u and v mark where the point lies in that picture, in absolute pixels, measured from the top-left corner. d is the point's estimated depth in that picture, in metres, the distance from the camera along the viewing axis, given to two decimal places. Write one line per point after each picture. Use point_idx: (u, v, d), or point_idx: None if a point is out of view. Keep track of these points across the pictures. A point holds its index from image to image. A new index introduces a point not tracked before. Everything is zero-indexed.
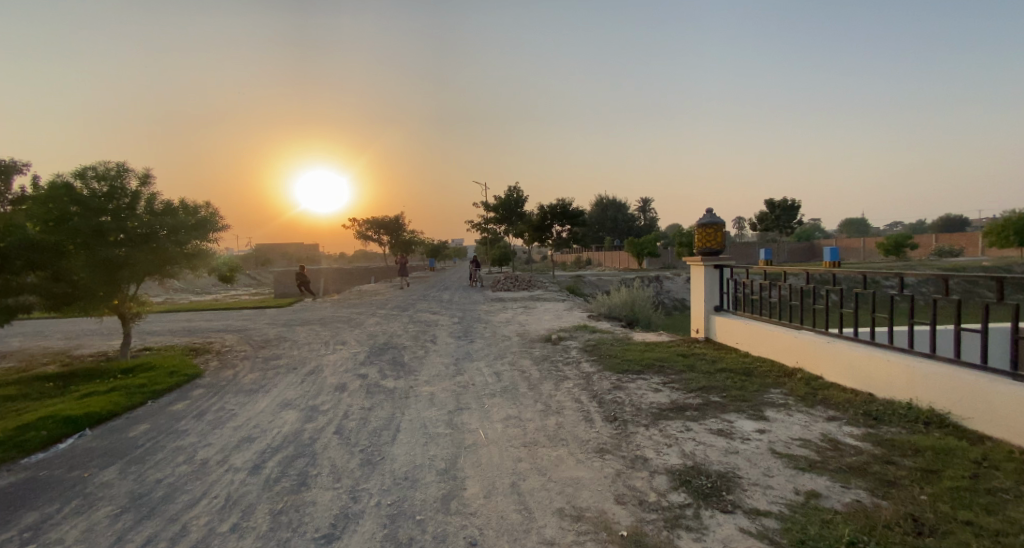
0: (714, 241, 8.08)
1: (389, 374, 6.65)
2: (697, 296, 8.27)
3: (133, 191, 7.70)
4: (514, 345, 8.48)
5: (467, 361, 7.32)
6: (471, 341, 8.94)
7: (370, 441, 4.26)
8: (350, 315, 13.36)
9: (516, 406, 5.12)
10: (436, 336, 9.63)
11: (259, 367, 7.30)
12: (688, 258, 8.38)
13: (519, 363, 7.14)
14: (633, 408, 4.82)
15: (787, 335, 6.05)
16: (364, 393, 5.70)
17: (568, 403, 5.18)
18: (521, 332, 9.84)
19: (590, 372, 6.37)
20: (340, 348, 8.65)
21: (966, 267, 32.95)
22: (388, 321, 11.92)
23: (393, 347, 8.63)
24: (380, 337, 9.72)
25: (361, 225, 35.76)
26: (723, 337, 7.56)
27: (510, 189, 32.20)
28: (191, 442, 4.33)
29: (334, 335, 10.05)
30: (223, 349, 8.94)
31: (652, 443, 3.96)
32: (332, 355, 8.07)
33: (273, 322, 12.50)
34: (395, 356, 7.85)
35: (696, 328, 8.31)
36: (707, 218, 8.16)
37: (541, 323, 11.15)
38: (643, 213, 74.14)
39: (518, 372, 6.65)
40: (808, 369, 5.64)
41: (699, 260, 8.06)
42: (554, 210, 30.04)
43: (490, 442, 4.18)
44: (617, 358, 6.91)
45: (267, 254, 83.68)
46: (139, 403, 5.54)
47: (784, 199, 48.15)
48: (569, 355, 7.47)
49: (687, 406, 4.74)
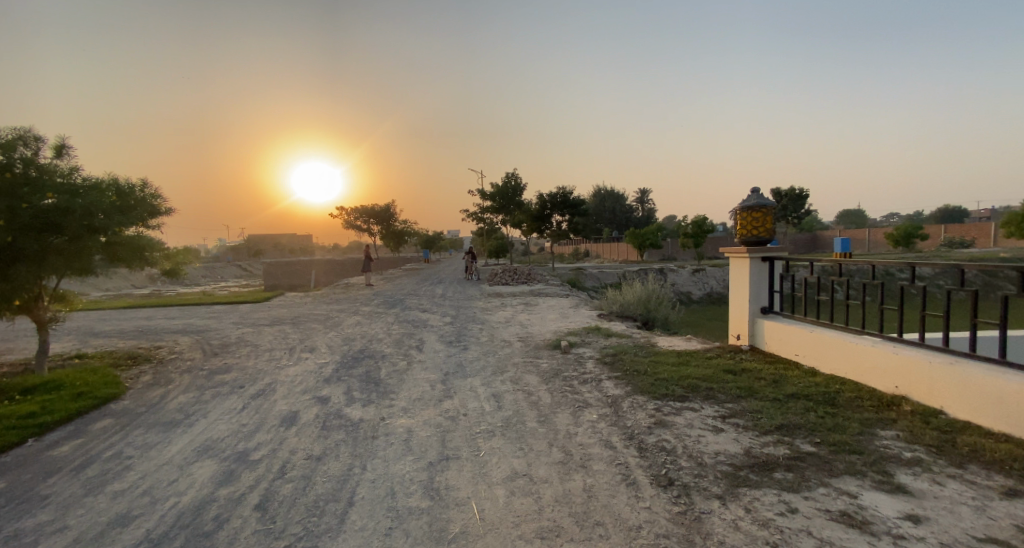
0: (761, 227, 6.60)
1: (358, 397, 5.15)
2: (736, 294, 6.87)
3: (40, 164, 6.09)
4: (517, 355, 7.00)
5: (459, 378, 5.83)
6: (465, 349, 7.45)
7: (306, 524, 2.77)
8: (329, 313, 11.84)
9: (524, 457, 3.65)
10: (423, 341, 8.13)
11: (198, 383, 5.78)
12: (728, 249, 6.91)
13: (524, 382, 5.66)
14: (694, 465, 3.39)
15: (879, 349, 4.71)
16: (318, 429, 4.19)
17: (596, 450, 3.74)
18: (524, 336, 8.35)
19: (616, 396, 4.92)
20: (306, 357, 7.14)
21: (981, 258, 31.51)
22: (371, 322, 10.40)
23: (371, 356, 7.13)
24: (358, 343, 8.22)
25: (351, 214, 34.09)
26: (776, 347, 6.16)
27: (507, 176, 30.68)
28: (35, 525, 2.83)
29: (304, 339, 8.54)
30: (166, 357, 7.37)
31: (744, 540, 2.50)
32: (295, 366, 6.56)
33: (240, 321, 10.95)
34: (371, 368, 6.36)
35: (736, 333, 6.89)
36: (753, 200, 6.69)
37: (546, 324, 9.66)
38: (643, 204, 72.54)
39: (524, 395, 5.17)
40: (919, 399, 4.31)
41: (742, 251, 6.60)
42: (554, 200, 28.59)
43: (489, 531, 2.69)
44: (649, 375, 5.47)
45: (259, 246, 81.61)
46: (5, 446, 4.03)
47: (790, 190, 46.83)
48: (586, 370, 6.01)
49: (773, 464, 3.30)
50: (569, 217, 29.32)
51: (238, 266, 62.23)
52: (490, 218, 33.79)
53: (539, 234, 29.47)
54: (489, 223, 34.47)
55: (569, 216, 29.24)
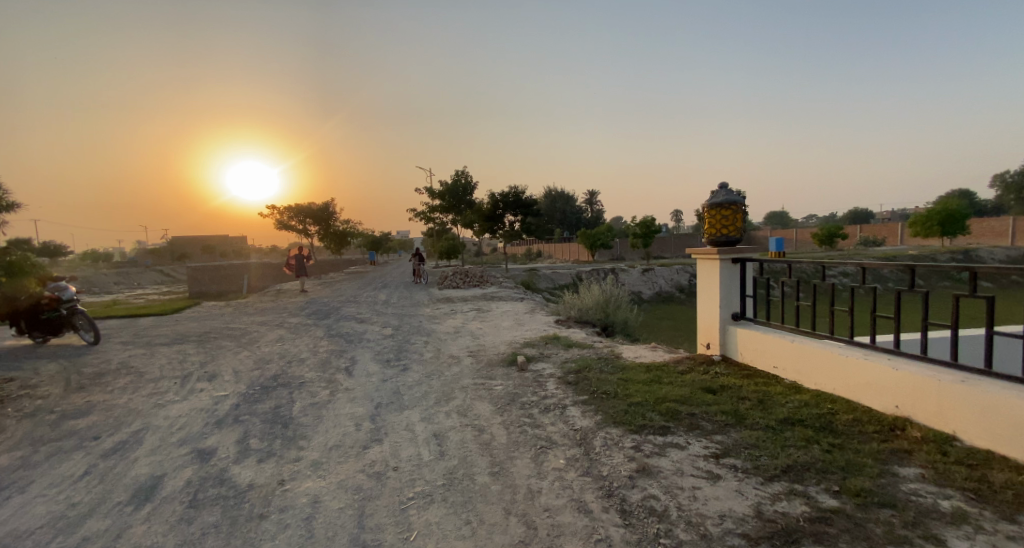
0: (731, 226, 5.95)
1: (254, 448, 3.96)
2: (704, 298, 6.23)
3: None
4: (466, 375, 5.99)
5: (393, 413, 4.74)
6: (405, 369, 6.35)
7: None
8: (249, 327, 10.27)
9: (471, 539, 2.66)
10: (356, 361, 6.93)
11: (37, 435, 4.37)
12: (694, 250, 6.25)
13: (472, 413, 4.66)
14: (696, 540, 2.54)
15: (873, 362, 4.13)
16: (181, 509, 3.01)
17: (566, 519, 2.82)
18: (474, 350, 7.35)
19: (584, 430, 4.04)
20: (203, 389, 5.78)
21: (899, 256, 33.78)
22: (298, 337, 9.02)
23: (287, 383, 5.88)
24: (276, 365, 6.91)
25: (285, 214, 31.53)
26: (753, 358, 5.51)
27: (457, 173, 29.47)
28: None
29: (208, 364, 7.09)
30: (11, 394, 5.76)
31: None
32: (183, 403, 5.21)
33: (134, 340, 9.20)
34: (283, 402, 5.15)
35: (706, 341, 6.23)
36: (722, 196, 6.06)
37: (500, 334, 8.70)
38: (591, 204, 73.30)
39: (472, 433, 4.19)
40: (925, 420, 3.72)
41: (711, 252, 5.95)
42: (506, 199, 27.70)
43: None
44: (620, 399, 4.63)
45: (185, 249, 75.16)
46: None
47: None
48: (547, 393, 5.09)
49: (797, 533, 2.51)
50: (521, 217, 28.57)
51: (159, 271, 56.81)
52: (439, 218, 32.43)
53: (490, 234, 28.51)
54: (438, 223, 33.07)
55: (521, 215, 28.46)
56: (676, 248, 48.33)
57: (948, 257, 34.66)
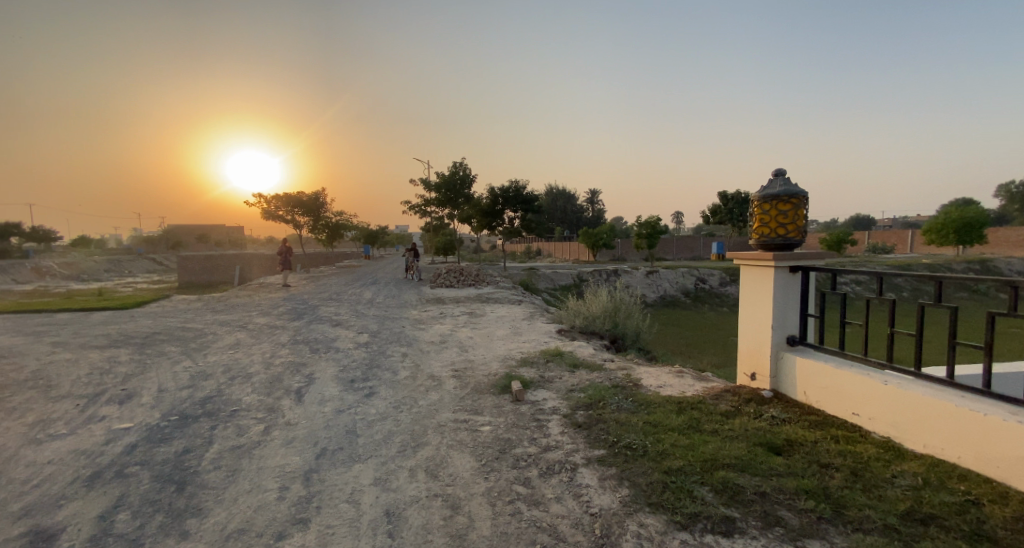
0: (789, 224, 4.55)
1: (116, 540, 2.68)
2: (747, 313, 4.82)
3: None
4: (445, 405, 4.69)
5: (336, 470, 3.45)
6: (369, 395, 5.03)
7: None
8: (205, 329, 8.94)
9: None
10: (313, 379, 5.63)
11: None
12: (736, 255, 4.84)
13: (445, 474, 3.34)
14: None
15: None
16: None
17: None
18: (459, 369, 6.04)
19: (604, 517, 2.72)
20: (104, 421, 4.50)
21: (912, 266, 32.62)
22: (257, 343, 7.70)
23: (213, 414, 4.59)
24: (214, 383, 5.61)
25: (274, 204, 30.12)
26: (818, 399, 4.04)
27: (455, 165, 28.06)
28: None
29: (130, 381, 5.81)
30: None
31: None
32: (62, 446, 3.94)
33: (66, 344, 7.86)
34: (194, 447, 3.86)
35: (748, 370, 4.79)
36: (778, 186, 4.62)
37: (492, 346, 7.39)
38: (593, 203, 71.89)
39: (442, 513, 2.88)
40: None
41: (761, 259, 4.53)
42: (505, 194, 26.39)
43: None
44: (653, 458, 3.27)
45: (178, 237, 73.83)
46: None
47: (739, 192, 48.44)
48: (550, 440, 3.77)
49: None
50: (521, 213, 27.22)
51: (150, 259, 55.47)
52: (435, 213, 31.08)
53: (489, 231, 27.21)
54: (435, 218, 31.70)
55: (521, 211, 27.11)
56: (678, 250, 47.14)
57: (963, 267, 33.44)
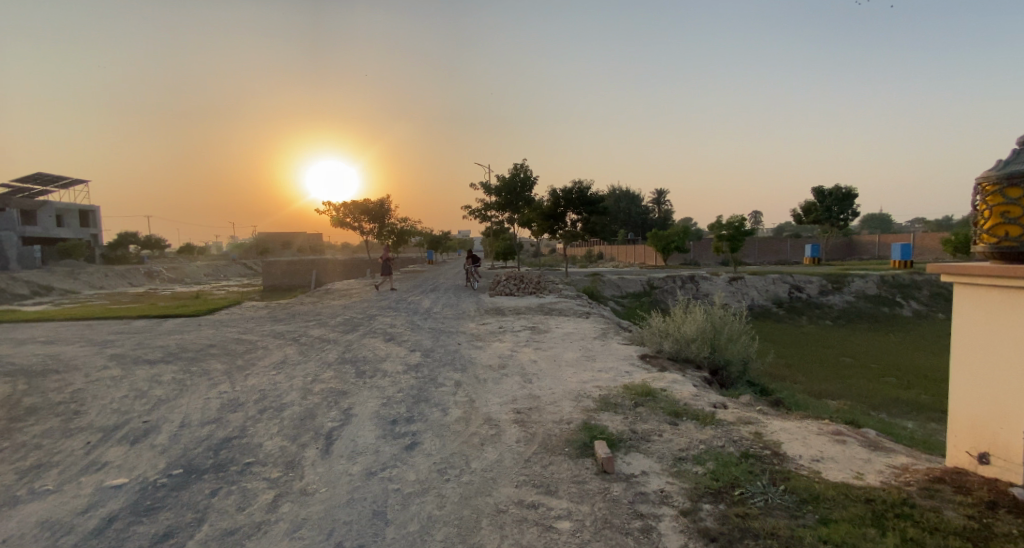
0: None
1: None
2: (965, 359, 3.08)
3: None
4: (506, 475, 3.43)
5: None
6: (410, 448, 3.90)
7: None
8: (255, 342, 8.39)
9: None
10: (349, 417, 4.62)
11: None
12: (943, 267, 3.16)
13: None
14: None
15: None
16: None
17: None
18: (523, 410, 4.77)
19: None
20: (102, 472, 3.73)
21: None
22: (302, 362, 6.93)
23: (222, 468, 3.68)
24: (241, 417, 4.78)
25: (342, 212, 30.80)
26: None
27: (515, 167, 27.04)
28: None
29: (159, 409, 5.15)
30: None
31: None
32: (37, 516, 3.16)
33: (119, 360, 7.57)
34: (178, 529, 2.90)
35: (973, 448, 3.05)
36: None
37: (562, 376, 6.06)
38: (663, 204, 68.04)
39: None
40: None
41: (998, 275, 2.83)
42: (568, 196, 24.94)
43: None
44: None
45: (265, 243, 79.50)
46: None
47: (838, 187, 43.23)
48: None
49: None
50: (585, 216, 25.65)
51: (240, 264, 59.96)
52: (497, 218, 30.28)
53: (550, 235, 25.89)
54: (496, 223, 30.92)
55: (585, 214, 25.54)
56: (761, 253, 42.99)
57: None
